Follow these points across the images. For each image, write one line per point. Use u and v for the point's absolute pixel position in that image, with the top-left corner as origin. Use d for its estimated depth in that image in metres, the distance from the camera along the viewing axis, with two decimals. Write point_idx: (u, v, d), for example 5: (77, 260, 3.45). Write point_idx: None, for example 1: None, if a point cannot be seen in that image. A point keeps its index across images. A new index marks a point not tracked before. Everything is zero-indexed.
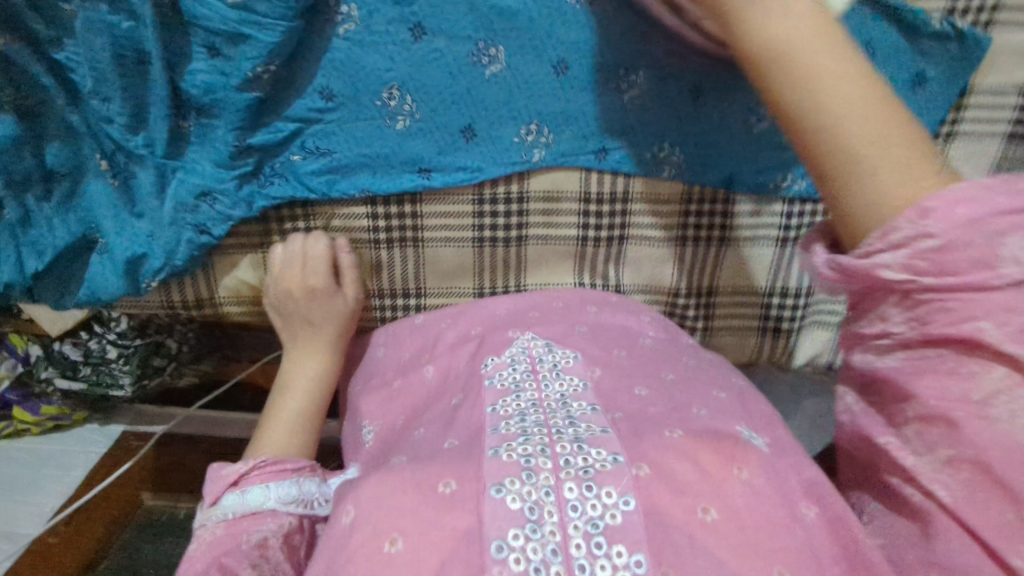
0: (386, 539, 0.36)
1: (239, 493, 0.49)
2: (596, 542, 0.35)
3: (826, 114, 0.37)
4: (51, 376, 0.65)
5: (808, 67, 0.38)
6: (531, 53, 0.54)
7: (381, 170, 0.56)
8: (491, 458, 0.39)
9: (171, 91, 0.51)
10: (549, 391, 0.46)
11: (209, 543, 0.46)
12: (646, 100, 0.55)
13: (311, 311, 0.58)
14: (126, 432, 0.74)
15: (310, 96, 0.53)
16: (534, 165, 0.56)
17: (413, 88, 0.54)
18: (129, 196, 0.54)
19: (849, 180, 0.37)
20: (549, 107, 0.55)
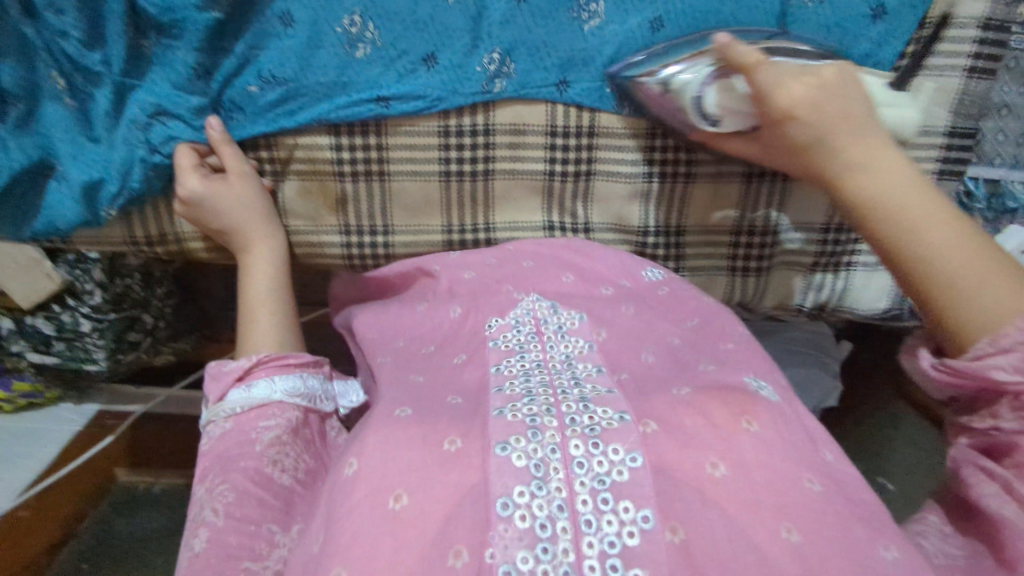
0: (390, 495, 0.39)
1: (244, 389, 0.55)
2: (602, 498, 0.38)
3: (927, 255, 0.45)
4: (23, 349, 0.88)
5: (904, 218, 0.46)
6: None
7: (339, 98, 0.59)
8: (497, 418, 0.42)
9: (129, 7, 0.54)
10: (554, 353, 0.48)
11: (221, 439, 0.53)
12: (606, 29, 0.59)
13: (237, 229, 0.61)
14: (102, 411, 1.02)
15: (271, 20, 0.57)
16: (497, 95, 0.60)
17: (375, 15, 0.57)
18: (87, 120, 0.57)
19: (950, 303, 0.44)
20: (513, 37, 0.59)
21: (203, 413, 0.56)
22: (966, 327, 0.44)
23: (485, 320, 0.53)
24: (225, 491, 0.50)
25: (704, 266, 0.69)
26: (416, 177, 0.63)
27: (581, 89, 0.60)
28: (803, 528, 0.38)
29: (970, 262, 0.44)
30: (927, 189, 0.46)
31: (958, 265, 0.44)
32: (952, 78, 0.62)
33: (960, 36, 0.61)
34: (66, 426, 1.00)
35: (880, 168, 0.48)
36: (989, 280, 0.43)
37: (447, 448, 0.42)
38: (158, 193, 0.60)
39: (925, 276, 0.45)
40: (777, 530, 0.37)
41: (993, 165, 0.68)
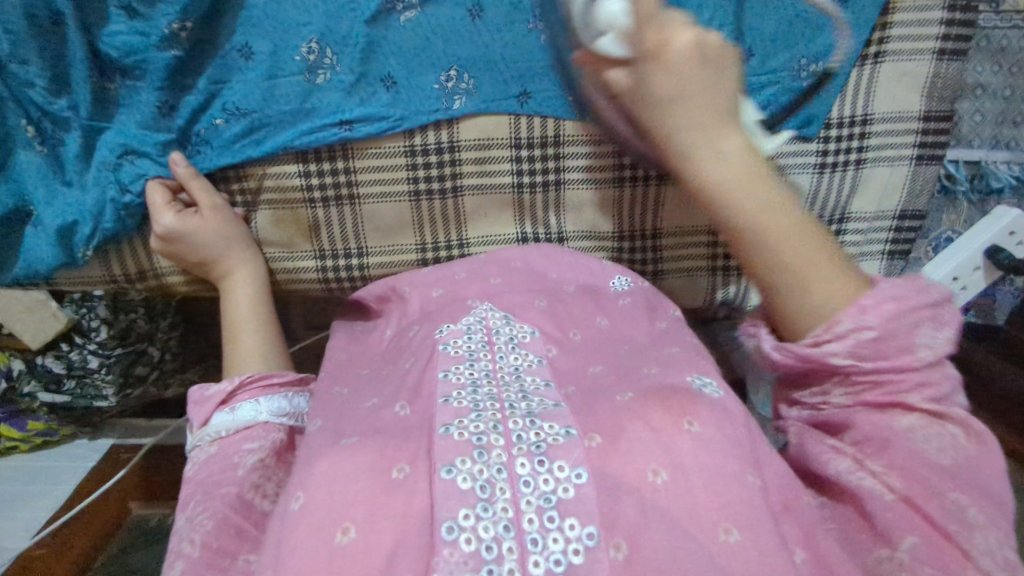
0: (338, 528, 0.39)
1: (228, 412, 0.55)
2: (548, 516, 0.39)
3: (766, 239, 0.46)
4: (35, 389, 0.92)
5: (756, 203, 0.46)
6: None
7: (303, 124, 0.59)
8: (443, 437, 0.42)
9: (90, 53, 0.55)
10: (503, 363, 0.50)
11: (205, 462, 0.53)
12: None
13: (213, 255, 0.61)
14: (117, 446, 1.03)
15: (231, 54, 0.57)
16: (457, 112, 0.60)
17: (332, 41, 0.58)
18: (58, 165, 0.58)
19: (786, 299, 0.45)
20: (468, 53, 0.59)
21: (189, 437, 0.56)
22: (798, 318, 0.45)
23: (436, 327, 0.55)
24: (203, 520, 0.47)
25: (683, 267, 0.68)
26: (391, 199, 0.63)
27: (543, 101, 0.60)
28: (742, 526, 0.39)
29: (795, 254, 0.45)
30: (765, 186, 0.46)
31: (785, 248, 0.45)
32: (920, 62, 0.62)
33: (925, 18, 0.60)
34: (80, 461, 1.01)
35: (711, 151, 0.47)
36: (816, 277, 0.44)
37: (393, 475, 0.41)
38: (133, 230, 0.61)
39: (762, 265, 0.46)
40: (716, 532, 0.38)
41: (972, 147, 0.67)
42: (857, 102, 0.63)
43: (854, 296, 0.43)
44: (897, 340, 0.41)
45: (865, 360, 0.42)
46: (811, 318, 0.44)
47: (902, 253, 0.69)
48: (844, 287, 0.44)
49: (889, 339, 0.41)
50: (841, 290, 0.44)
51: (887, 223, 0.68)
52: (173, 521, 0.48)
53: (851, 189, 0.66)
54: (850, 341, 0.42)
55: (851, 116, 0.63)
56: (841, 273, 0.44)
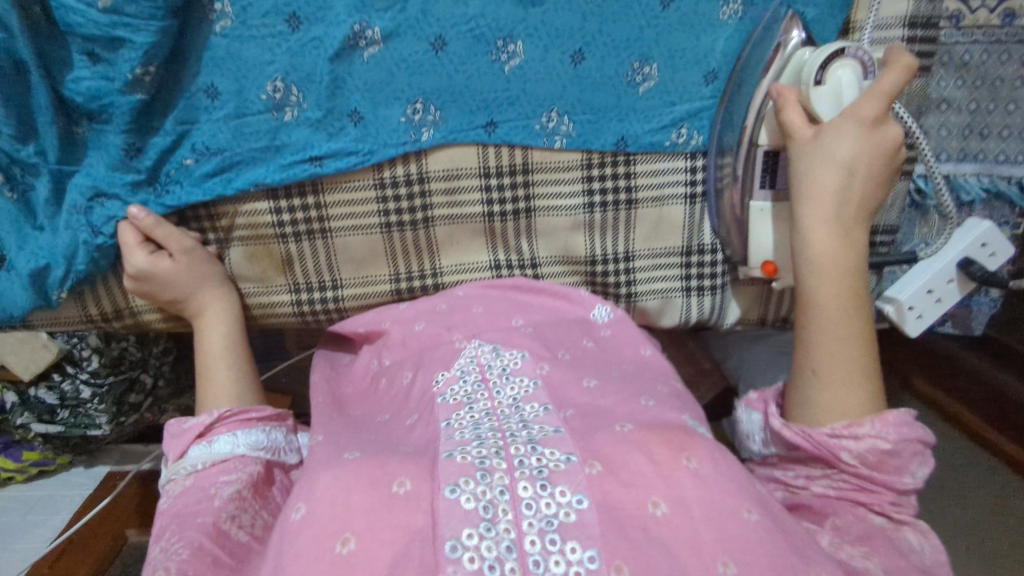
0: (338, 540, 0.42)
1: (205, 445, 0.54)
2: (550, 539, 0.41)
3: (812, 334, 0.55)
4: (28, 421, 0.91)
5: (811, 299, 0.54)
6: (408, 33, 0.58)
7: (273, 162, 0.60)
8: (448, 461, 0.45)
9: (55, 99, 0.55)
10: (502, 396, 0.53)
11: (179, 496, 0.51)
12: (526, 67, 0.60)
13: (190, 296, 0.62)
14: (111, 472, 1.04)
15: (197, 95, 0.58)
16: (425, 144, 0.60)
17: (297, 79, 0.58)
18: (30, 210, 0.58)
19: (805, 392, 0.54)
20: (432, 85, 0.59)
21: (162, 473, 0.54)
22: (817, 413, 0.53)
23: (433, 376, 0.57)
24: (180, 549, 0.46)
25: (658, 291, 0.68)
26: (362, 231, 0.63)
27: (508, 131, 0.61)
28: (738, 560, 0.41)
29: (842, 366, 0.53)
30: (848, 289, 0.54)
31: (823, 361, 0.54)
32: None
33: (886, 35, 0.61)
34: (77, 489, 1.01)
35: (822, 231, 0.54)
36: (845, 383, 0.53)
37: (395, 489, 0.44)
38: (107, 270, 0.61)
39: (808, 377, 0.54)
40: (715, 565, 0.41)
41: (940, 161, 0.66)
42: None
43: (846, 408, 0.52)
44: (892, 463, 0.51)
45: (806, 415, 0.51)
46: (824, 420, 0.53)
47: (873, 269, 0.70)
48: (862, 407, 0.53)
49: (893, 458, 0.51)
50: (856, 413, 0.52)
51: None
52: (147, 554, 0.47)
53: None
54: (864, 446, 0.51)
55: None
56: (856, 401, 0.53)
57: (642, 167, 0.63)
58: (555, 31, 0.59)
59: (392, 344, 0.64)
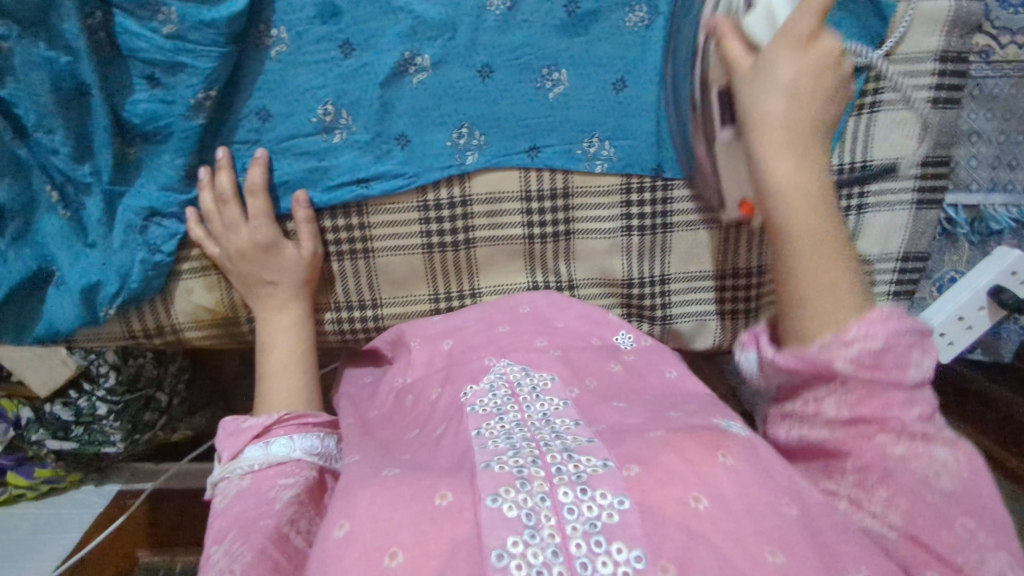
0: (385, 554, 0.40)
1: (262, 447, 0.55)
2: (596, 541, 0.39)
3: (789, 229, 0.48)
4: (42, 437, 0.90)
5: (783, 217, 0.49)
6: (456, 60, 0.59)
7: (319, 183, 0.61)
8: (485, 472, 0.44)
9: (113, 120, 0.56)
10: (531, 411, 0.51)
11: (238, 495, 0.52)
12: (569, 95, 0.61)
13: (262, 273, 0.60)
14: (123, 491, 1.02)
15: (249, 117, 0.59)
16: (468, 167, 0.61)
17: (347, 102, 0.59)
18: (81, 228, 0.59)
19: (796, 282, 0.48)
20: (477, 111, 0.60)
21: (215, 470, 0.55)
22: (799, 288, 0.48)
23: (460, 389, 0.56)
24: (243, 551, 0.46)
25: (693, 313, 0.69)
26: (405, 251, 0.64)
27: (549, 157, 0.62)
28: (786, 550, 0.40)
29: (813, 223, 0.48)
30: (818, 207, 0.49)
31: (800, 263, 0.48)
32: (916, 110, 0.63)
33: (919, 69, 0.62)
34: (88, 508, 1.00)
35: (779, 157, 0.49)
36: (817, 248, 0.48)
37: (438, 503, 0.43)
38: (155, 290, 0.62)
39: (789, 280, 0.48)
40: (762, 554, 0.40)
41: (970, 191, 0.68)
42: (857, 150, 0.64)
43: (839, 316, 0.45)
44: (894, 354, 0.43)
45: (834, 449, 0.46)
46: (818, 330, 0.46)
47: (907, 292, 0.71)
48: (851, 305, 0.46)
49: (889, 353, 0.43)
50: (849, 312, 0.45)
51: (893, 264, 0.69)
52: (208, 555, 0.48)
53: (853, 234, 0.68)
54: (857, 348, 0.43)
55: (851, 163, 0.65)
56: (848, 304, 0.46)
57: (678, 194, 0.64)
58: (598, 62, 0.60)
59: (414, 362, 0.63)
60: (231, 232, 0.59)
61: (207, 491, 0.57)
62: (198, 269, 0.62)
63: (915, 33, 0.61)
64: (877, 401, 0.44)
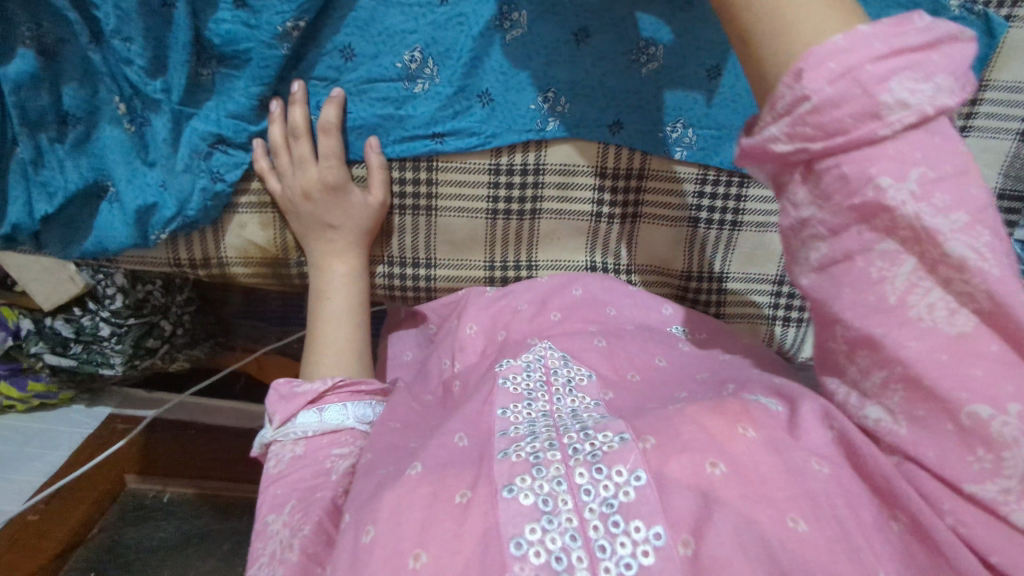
0: (410, 556, 0.38)
1: (315, 412, 0.54)
2: (613, 521, 0.38)
3: None
4: (41, 350, 0.85)
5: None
6: (551, 19, 0.57)
7: (393, 132, 0.59)
8: (501, 461, 0.42)
9: (194, 37, 0.53)
10: (561, 404, 0.49)
11: (291, 462, 0.52)
12: (662, 75, 0.59)
13: (330, 214, 0.59)
14: (113, 414, 0.99)
15: (332, 54, 0.56)
16: (549, 134, 0.59)
17: (436, 52, 0.57)
18: (143, 145, 0.56)
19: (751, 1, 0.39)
20: (567, 77, 0.58)
21: (267, 431, 0.54)
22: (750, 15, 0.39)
23: (494, 362, 0.55)
24: (302, 524, 0.46)
25: (747, 314, 0.69)
26: (468, 214, 0.63)
27: (629, 135, 0.60)
28: (811, 517, 0.36)
29: None
30: None
31: None
32: (1004, 140, 0.63)
33: (1016, 100, 0.61)
34: (77, 429, 0.96)
35: None
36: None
37: (456, 500, 0.40)
38: (209, 221, 0.60)
39: (745, 4, 0.39)
40: (784, 521, 0.36)
41: None
42: None
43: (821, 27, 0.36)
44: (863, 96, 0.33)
45: (813, 141, 0.35)
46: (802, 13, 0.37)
47: None
48: (826, 8, 0.37)
49: (841, 104, 0.34)
50: (820, 15, 0.36)
51: None
52: (267, 525, 0.47)
53: None
54: (788, 119, 0.36)
55: None
56: (834, 19, 0.36)
57: (753, 193, 0.63)
58: (697, 42, 0.58)
59: (467, 349, 0.62)
60: (299, 170, 0.57)
61: (255, 448, 0.56)
62: (255, 205, 0.60)
63: (1017, 58, 0.60)
64: (863, 265, 0.35)
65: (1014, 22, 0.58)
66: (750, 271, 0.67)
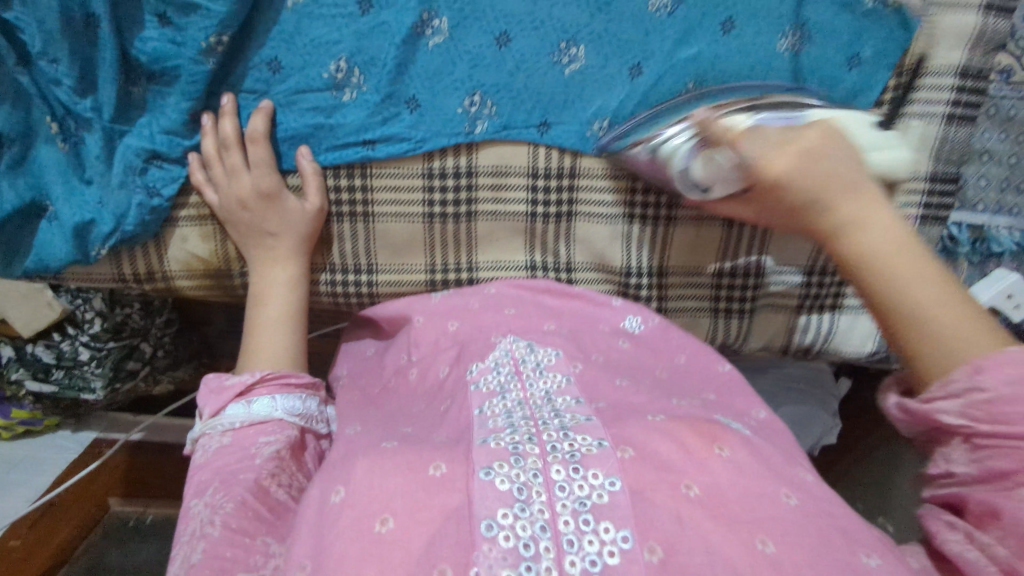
0: (376, 519, 0.38)
1: (243, 405, 0.54)
2: (584, 519, 0.38)
3: (887, 261, 0.43)
4: (22, 376, 0.84)
5: (888, 283, 0.42)
6: (472, 25, 0.58)
7: (325, 141, 0.60)
8: (480, 445, 0.42)
9: (120, 56, 0.55)
10: (533, 388, 0.49)
11: (217, 453, 0.52)
12: (585, 73, 0.60)
13: (266, 220, 0.60)
14: (98, 439, 0.98)
15: (259, 67, 0.58)
16: (478, 136, 0.60)
17: (360, 61, 0.58)
18: (79, 162, 0.58)
19: (921, 345, 0.41)
20: (492, 80, 0.59)
21: (197, 424, 0.55)
22: (925, 358, 0.41)
23: (466, 368, 0.54)
24: (224, 503, 0.47)
25: (687, 308, 0.69)
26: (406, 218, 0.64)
27: (558, 133, 0.61)
28: (778, 539, 0.37)
29: (923, 309, 0.41)
30: (916, 260, 0.43)
31: (928, 304, 0.41)
32: (933, 125, 0.62)
33: (939, 84, 0.61)
34: (61, 454, 0.94)
35: (869, 211, 0.44)
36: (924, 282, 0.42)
37: (432, 472, 0.41)
38: (150, 235, 0.61)
39: (904, 317, 0.42)
40: (754, 543, 0.37)
41: (976, 211, 0.69)
42: None
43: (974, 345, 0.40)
44: None
45: None
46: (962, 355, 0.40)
47: None
48: (974, 339, 0.40)
49: None
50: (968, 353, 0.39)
51: None
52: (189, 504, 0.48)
53: None
54: None
55: None
56: (971, 342, 0.40)
57: (684, 192, 0.64)
58: (615, 41, 0.59)
59: (421, 342, 0.62)
60: (232, 179, 0.58)
61: (186, 442, 0.57)
62: (195, 217, 0.62)
63: (937, 44, 0.60)
64: None
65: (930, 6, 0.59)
66: (686, 266, 0.68)
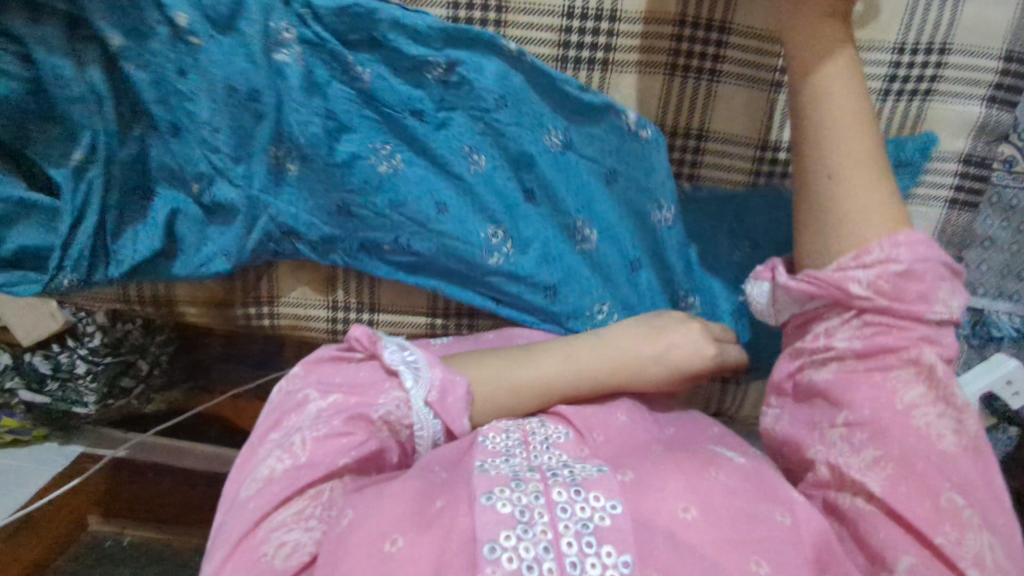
0: (386, 539, 0.40)
1: (431, 407, 0.51)
2: (586, 541, 0.40)
3: (828, 156, 0.51)
4: (17, 387, 0.82)
5: (828, 168, 0.51)
6: (484, 124, 0.62)
7: (370, 229, 0.63)
8: (480, 474, 0.44)
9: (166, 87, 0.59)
10: (538, 461, 0.48)
11: (336, 410, 0.49)
12: (579, 153, 0.63)
13: (625, 342, 0.57)
14: (83, 454, 0.94)
15: (291, 152, 0.61)
16: (511, 252, 0.64)
17: (398, 150, 0.63)
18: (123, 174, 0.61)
19: (826, 204, 0.50)
20: (515, 198, 0.64)
21: (401, 361, 0.52)
22: (823, 208, 0.51)
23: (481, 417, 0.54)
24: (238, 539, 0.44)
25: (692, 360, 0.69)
26: (632, 343, 0.57)
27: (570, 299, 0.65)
28: (770, 561, 0.40)
29: (857, 158, 0.50)
30: (872, 140, 0.51)
31: (853, 187, 0.50)
32: (936, 208, 0.64)
33: (941, 168, 0.64)
34: (48, 465, 0.90)
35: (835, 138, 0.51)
36: (867, 181, 0.50)
37: (436, 506, 0.42)
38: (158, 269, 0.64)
39: (823, 201, 0.50)
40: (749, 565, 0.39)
41: (979, 295, 0.70)
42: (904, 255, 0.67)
43: (891, 228, 0.48)
44: None
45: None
46: (846, 243, 0.49)
47: None
48: (886, 228, 0.48)
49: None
50: (880, 233, 0.48)
51: None
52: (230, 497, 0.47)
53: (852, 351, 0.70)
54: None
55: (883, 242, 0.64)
56: (883, 224, 0.49)
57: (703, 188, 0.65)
58: (608, 137, 0.63)
59: None
60: (673, 343, 0.57)
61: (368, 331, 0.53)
62: None
63: (940, 132, 0.63)
64: None
65: (932, 96, 0.61)
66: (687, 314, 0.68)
